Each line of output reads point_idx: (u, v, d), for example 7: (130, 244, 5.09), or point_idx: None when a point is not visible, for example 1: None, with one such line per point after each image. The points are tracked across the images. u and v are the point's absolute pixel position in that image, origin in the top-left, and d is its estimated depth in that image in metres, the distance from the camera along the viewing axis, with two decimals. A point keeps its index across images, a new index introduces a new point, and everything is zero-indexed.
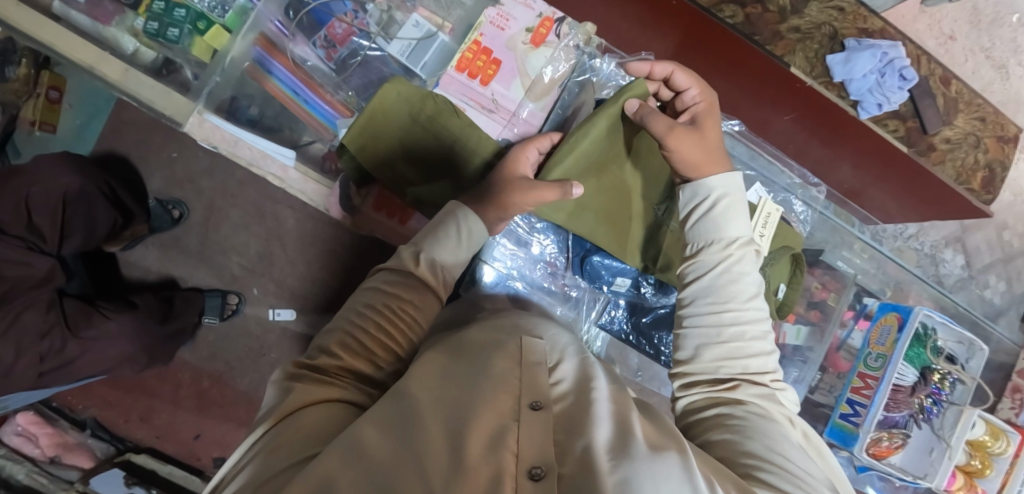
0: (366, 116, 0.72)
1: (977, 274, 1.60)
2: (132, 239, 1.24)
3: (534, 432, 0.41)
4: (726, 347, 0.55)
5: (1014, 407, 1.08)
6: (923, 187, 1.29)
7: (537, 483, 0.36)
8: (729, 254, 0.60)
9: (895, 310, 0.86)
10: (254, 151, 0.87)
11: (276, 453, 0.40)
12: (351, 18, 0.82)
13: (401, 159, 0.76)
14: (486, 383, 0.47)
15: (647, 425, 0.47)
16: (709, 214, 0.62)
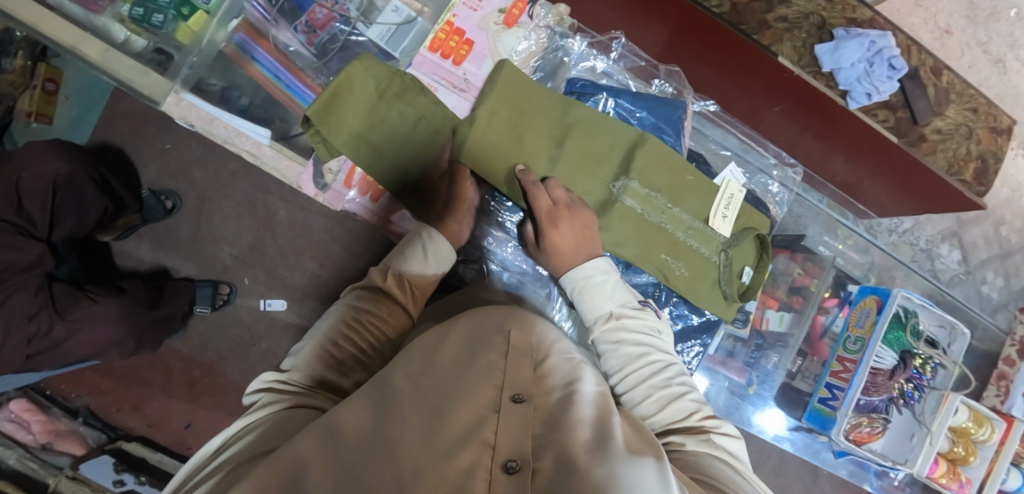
0: (331, 92, 0.67)
1: (975, 269, 1.58)
2: (125, 229, 1.26)
3: (513, 426, 0.42)
4: (650, 401, 0.56)
5: (1000, 394, 1.06)
6: (915, 179, 1.27)
7: (512, 477, 0.37)
8: (614, 331, 0.63)
9: (874, 292, 0.85)
10: (229, 130, 0.86)
11: (248, 444, 0.42)
12: (331, 3, 0.83)
13: (375, 138, 0.71)
14: (471, 370, 0.48)
15: (626, 426, 0.48)
16: (583, 302, 0.66)
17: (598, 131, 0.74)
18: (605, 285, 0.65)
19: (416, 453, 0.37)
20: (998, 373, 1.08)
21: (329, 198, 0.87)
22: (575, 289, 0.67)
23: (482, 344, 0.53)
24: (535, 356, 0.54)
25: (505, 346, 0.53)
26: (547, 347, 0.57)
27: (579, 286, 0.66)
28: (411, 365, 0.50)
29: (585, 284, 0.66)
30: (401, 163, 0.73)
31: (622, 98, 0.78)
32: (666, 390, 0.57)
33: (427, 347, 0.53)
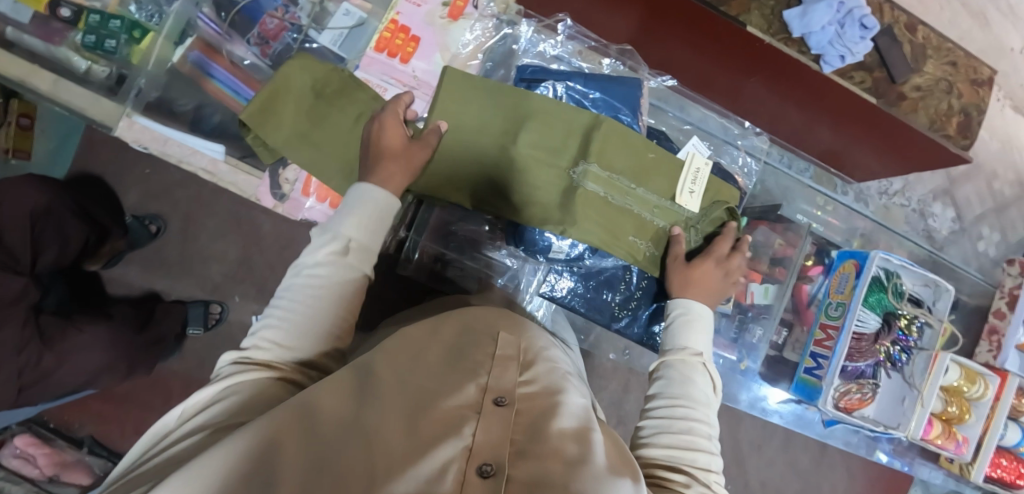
0: (268, 91, 0.67)
1: (970, 226, 1.55)
2: (111, 256, 1.24)
3: (493, 427, 0.39)
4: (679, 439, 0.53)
5: (991, 349, 1.03)
6: (900, 141, 1.24)
7: (486, 481, 0.34)
8: (692, 365, 0.61)
9: (852, 257, 0.84)
10: (183, 149, 0.79)
11: (226, 410, 0.44)
12: (282, 13, 0.84)
13: (320, 134, 0.70)
14: (455, 371, 0.48)
15: (606, 443, 0.46)
16: (688, 327, 0.65)
17: (549, 119, 0.72)
18: (709, 331, 0.66)
19: (391, 444, 0.36)
20: (989, 329, 1.04)
21: (289, 208, 0.79)
22: (677, 315, 0.67)
23: (470, 347, 0.53)
24: (523, 360, 0.54)
25: (494, 350, 0.52)
26: (533, 353, 0.57)
27: (690, 315, 0.66)
28: (398, 362, 0.50)
29: (694, 318, 0.66)
30: (346, 160, 0.70)
31: (575, 80, 0.76)
32: (700, 438, 0.55)
33: (415, 351, 0.52)
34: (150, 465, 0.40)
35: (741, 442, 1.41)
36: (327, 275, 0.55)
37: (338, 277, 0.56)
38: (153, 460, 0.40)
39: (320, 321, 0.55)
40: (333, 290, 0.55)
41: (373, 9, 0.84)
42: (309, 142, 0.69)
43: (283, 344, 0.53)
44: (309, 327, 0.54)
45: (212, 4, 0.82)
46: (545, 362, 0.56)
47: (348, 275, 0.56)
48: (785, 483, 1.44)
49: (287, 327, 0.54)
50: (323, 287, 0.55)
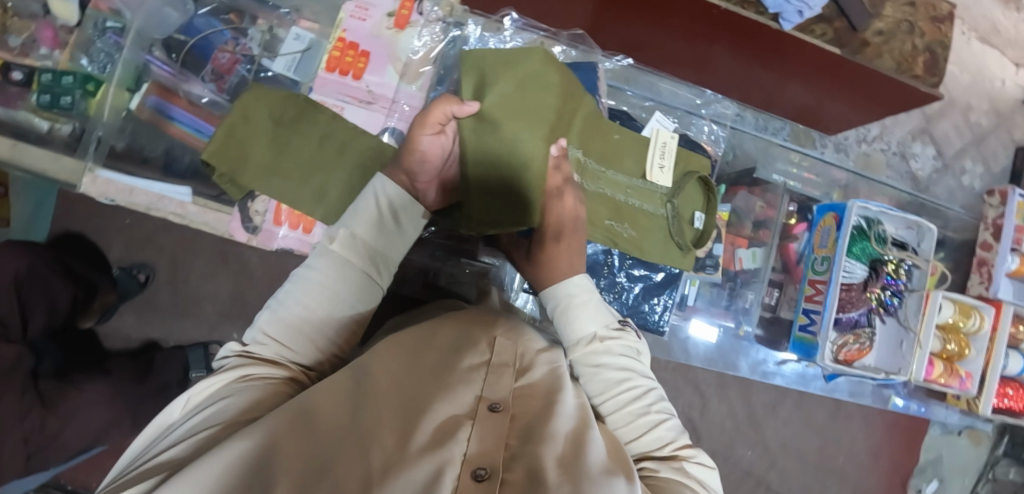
0: (226, 127, 0.67)
1: (952, 161, 1.55)
2: (104, 310, 1.22)
3: (487, 433, 0.39)
4: (629, 427, 0.57)
5: (982, 281, 1.02)
6: (873, 88, 1.21)
7: (479, 485, 0.34)
8: (598, 353, 0.60)
9: (832, 210, 0.85)
10: (151, 196, 0.79)
11: (225, 410, 0.42)
12: (233, 46, 0.83)
13: (285, 163, 0.69)
14: (453, 376, 0.46)
15: (602, 440, 0.47)
16: (568, 321, 0.62)
17: (534, 110, 0.69)
18: (592, 308, 0.63)
19: (386, 448, 0.35)
20: (978, 261, 1.03)
21: (262, 240, 0.72)
22: (556, 309, 0.64)
23: (467, 350, 0.52)
24: (520, 366, 0.53)
25: (489, 355, 0.51)
26: (527, 359, 0.54)
27: (564, 303, 0.63)
28: (395, 364, 0.48)
29: (569, 304, 0.63)
30: (316, 187, 0.70)
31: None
32: (644, 412, 0.58)
33: (409, 352, 0.52)
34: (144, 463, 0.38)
35: (755, 406, 1.41)
36: (332, 266, 0.55)
37: (341, 270, 0.55)
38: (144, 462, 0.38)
39: (323, 320, 0.54)
40: (339, 284, 0.55)
41: (320, 27, 0.85)
42: (272, 172, 0.69)
43: (284, 342, 0.53)
44: (312, 326, 0.54)
45: (162, 46, 0.82)
46: (547, 367, 0.55)
47: (351, 272, 0.56)
48: (804, 441, 1.45)
49: (291, 324, 0.53)
50: (329, 279, 0.55)
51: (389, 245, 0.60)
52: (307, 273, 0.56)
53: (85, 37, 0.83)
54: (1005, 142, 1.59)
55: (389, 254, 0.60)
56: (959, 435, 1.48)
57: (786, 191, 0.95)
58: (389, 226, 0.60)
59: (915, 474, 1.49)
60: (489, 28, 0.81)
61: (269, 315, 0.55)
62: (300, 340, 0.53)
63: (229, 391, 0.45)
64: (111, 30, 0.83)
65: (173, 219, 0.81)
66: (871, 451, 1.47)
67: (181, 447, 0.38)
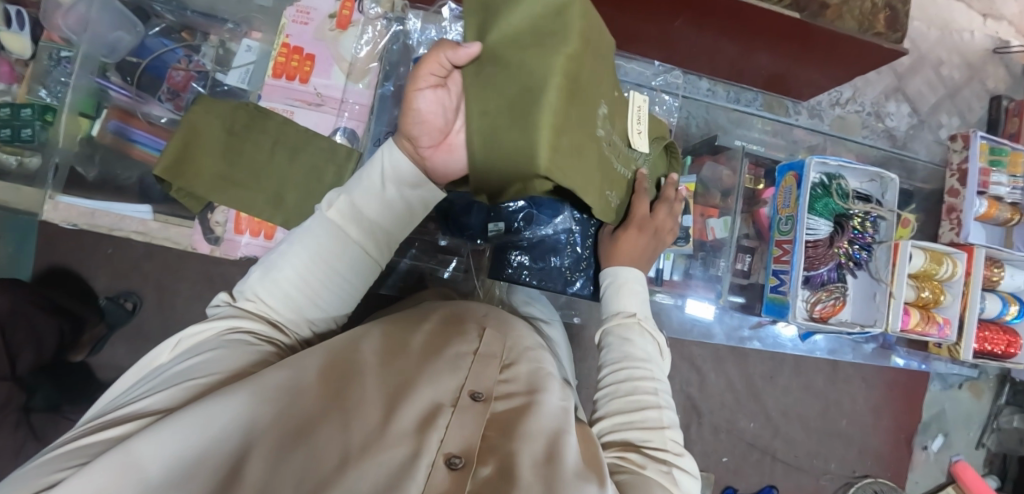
0: (178, 143, 0.68)
1: (927, 117, 1.55)
2: (94, 341, 1.21)
3: (465, 425, 0.38)
4: (626, 403, 0.55)
5: (953, 227, 1.01)
6: (840, 50, 1.17)
7: (452, 475, 0.34)
8: (628, 326, 0.62)
9: (791, 169, 0.84)
10: (112, 217, 0.81)
11: (217, 362, 0.44)
12: (186, 63, 0.84)
13: (240, 173, 0.71)
14: (440, 361, 0.45)
15: (578, 445, 0.44)
16: (615, 295, 0.67)
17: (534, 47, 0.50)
18: (635, 293, 0.67)
19: (366, 427, 0.36)
20: (946, 208, 1.02)
21: (225, 250, 0.73)
22: (610, 286, 0.69)
23: (456, 338, 0.51)
24: (506, 359, 0.51)
25: (477, 345, 0.50)
26: (515, 353, 0.52)
27: (619, 281, 0.68)
28: (382, 346, 0.47)
29: (620, 284, 0.68)
30: (274, 195, 0.72)
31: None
32: (647, 396, 0.56)
33: (402, 333, 0.51)
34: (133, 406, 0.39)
35: (753, 376, 1.41)
36: (330, 233, 0.54)
37: (337, 240, 0.54)
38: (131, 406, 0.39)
39: (315, 288, 0.54)
40: (333, 251, 0.54)
41: (266, 37, 0.85)
42: (230, 182, 0.71)
43: (274, 300, 0.53)
44: (303, 292, 0.53)
45: (116, 69, 0.81)
46: (529, 363, 0.52)
47: (348, 245, 0.55)
48: (805, 407, 1.44)
49: (283, 284, 0.53)
50: (325, 245, 0.54)
51: (392, 224, 0.58)
52: (305, 235, 0.55)
53: (41, 68, 0.84)
54: (979, 93, 1.58)
55: (392, 233, 0.58)
56: (960, 387, 1.48)
57: (746, 154, 0.95)
58: (392, 206, 0.57)
59: (920, 431, 1.48)
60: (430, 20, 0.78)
61: (265, 266, 0.54)
62: (289, 304, 0.53)
63: (219, 344, 0.47)
64: (65, 60, 0.84)
65: (137, 237, 0.83)
66: (874, 412, 1.47)
67: (167, 396, 0.40)
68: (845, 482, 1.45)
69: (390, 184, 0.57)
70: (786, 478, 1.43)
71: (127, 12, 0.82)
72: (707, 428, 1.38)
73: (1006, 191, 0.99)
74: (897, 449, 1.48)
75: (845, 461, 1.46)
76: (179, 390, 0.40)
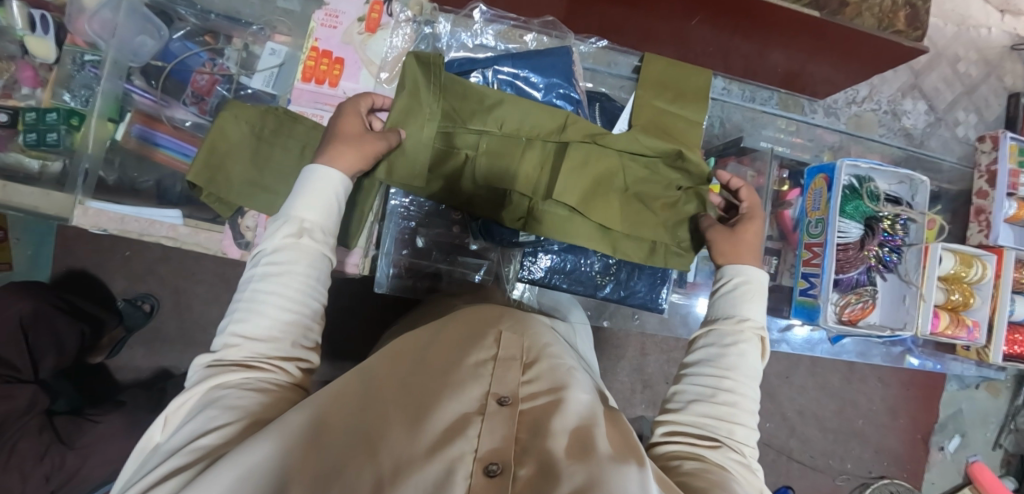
0: (207, 145, 0.67)
1: (944, 114, 1.53)
2: (113, 344, 1.22)
3: (496, 428, 0.38)
4: (717, 411, 0.53)
5: (982, 229, 1.01)
6: (858, 49, 1.14)
7: (490, 481, 0.34)
8: (740, 338, 0.58)
9: (821, 171, 0.84)
10: (142, 223, 0.77)
11: (227, 414, 0.41)
12: (210, 67, 0.84)
13: (269, 178, 0.70)
14: (459, 371, 0.45)
15: (611, 434, 0.44)
16: (740, 297, 0.62)
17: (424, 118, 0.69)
18: (760, 302, 0.62)
19: (393, 447, 0.36)
20: (976, 210, 1.02)
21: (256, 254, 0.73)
22: (734, 285, 0.63)
23: (473, 344, 0.49)
24: (526, 357, 0.50)
25: (496, 350, 0.48)
26: (537, 349, 0.51)
27: (749, 285, 0.62)
28: (398, 367, 0.46)
29: (747, 290, 0.62)
30: None
31: (503, 64, 0.75)
32: (740, 411, 0.54)
33: (418, 345, 0.51)
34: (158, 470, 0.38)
35: (770, 376, 1.41)
36: (290, 252, 0.53)
37: (301, 255, 0.54)
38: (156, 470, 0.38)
39: (297, 303, 0.52)
40: (303, 267, 0.53)
41: (292, 39, 0.84)
42: (258, 187, 0.70)
43: (256, 336, 0.49)
44: (282, 314, 0.51)
45: (141, 74, 0.82)
46: (551, 357, 0.51)
47: (311, 255, 0.54)
48: (821, 407, 1.44)
49: (259, 318, 0.50)
50: (289, 263, 0.53)
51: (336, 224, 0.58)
52: (263, 270, 0.53)
53: (65, 73, 0.83)
54: (996, 90, 1.56)
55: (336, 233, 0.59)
56: (977, 388, 1.47)
57: (776, 156, 0.94)
58: (336, 204, 0.58)
59: (937, 431, 1.47)
60: (459, 23, 0.82)
61: (231, 321, 0.51)
62: (270, 329, 0.50)
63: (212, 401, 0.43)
64: (90, 64, 0.84)
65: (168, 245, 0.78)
66: (890, 412, 1.46)
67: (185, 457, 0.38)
68: (860, 482, 1.45)
69: (331, 189, 0.58)
70: (801, 478, 1.43)
71: (152, 15, 0.82)
72: None
73: None
74: (914, 449, 1.47)
75: (861, 461, 1.46)
76: (197, 443, 0.39)
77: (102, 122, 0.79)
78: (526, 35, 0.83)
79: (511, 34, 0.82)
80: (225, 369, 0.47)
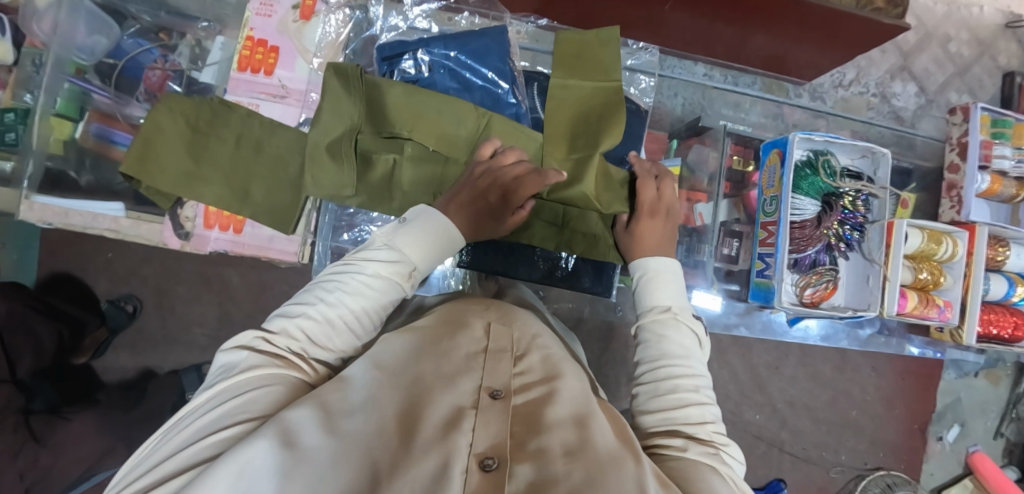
0: (141, 141, 0.69)
1: (935, 96, 1.41)
2: (97, 345, 1.22)
3: (492, 423, 0.36)
4: (666, 402, 0.52)
5: (954, 205, 0.97)
6: (833, 28, 0.95)
7: (486, 478, 0.31)
8: (663, 323, 0.59)
9: (776, 146, 0.82)
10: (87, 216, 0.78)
11: (232, 412, 0.37)
12: (162, 63, 0.85)
13: (205, 169, 0.72)
14: (452, 367, 0.42)
15: (609, 425, 0.42)
16: (650, 288, 0.63)
17: (337, 107, 0.70)
18: (670, 282, 0.63)
19: (388, 451, 0.33)
20: (947, 185, 0.98)
21: (195, 244, 0.76)
22: (641, 279, 0.65)
23: (463, 337, 0.47)
24: (517, 350, 0.48)
25: (486, 343, 0.47)
26: (527, 343, 0.50)
27: (650, 274, 0.65)
28: (396, 362, 0.43)
29: (658, 278, 0.64)
30: (243, 187, 0.73)
31: (433, 45, 0.76)
32: (689, 392, 0.53)
33: (411, 337, 0.48)
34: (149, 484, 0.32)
35: (757, 367, 1.37)
36: (387, 285, 0.54)
37: (391, 291, 0.55)
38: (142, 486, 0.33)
39: (365, 331, 0.53)
40: (385, 302, 0.55)
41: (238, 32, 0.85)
42: (198, 180, 0.72)
43: (320, 338, 0.50)
44: (345, 332, 0.51)
45: (96, 73, 0.83)
46: (542, 350, 0.49)
47: (393, 290, 0.55)
48: (813, 398, 1.40)
49: (329, 325, 0.50)
50: (384, 296, 0.54)
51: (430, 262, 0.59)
52: (349, 285, 0.53)
53: (24, 74, 0.84)
54: (990, 70, 1.45)
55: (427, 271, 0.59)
56: (976, 376, 1.42)
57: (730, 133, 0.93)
58: (439, 246, 0.60)
59: (934, 421, 1.42)
60: (391, 6, 0.83)
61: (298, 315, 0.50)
62: (331, 338, 0.50)
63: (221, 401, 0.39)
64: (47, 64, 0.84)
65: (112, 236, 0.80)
66: (885, 402, 1.42)
67: (177, 464, 0.34)
68: (856, 474, 1.40)
69: (440, 230, 0.60)
70: (794, 470, 1.38)
71: (102, 14, 0.82)
72: None
73: (1011, 165, 0.95)
74: (911, 440, 1.42)
75: (855, 453, 1.41)
76: (193, 454, 0.34)
77: (50, 119, 0.79)
78: (458, 17, 0.85)
79: (444, 16, 0.84)
80: (273, 361, 0.45)
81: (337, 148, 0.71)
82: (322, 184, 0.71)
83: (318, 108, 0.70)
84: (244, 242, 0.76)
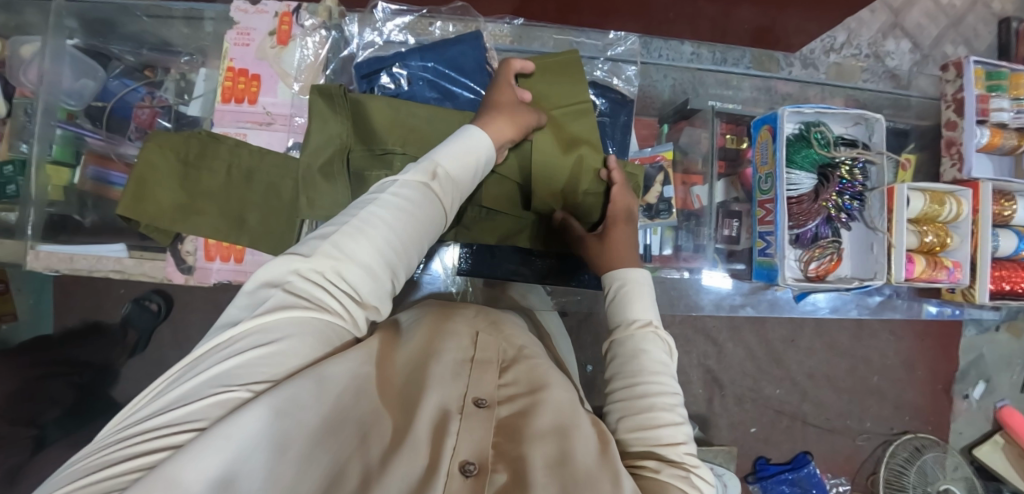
0: (134, 181, 0.70)
1: (931, 50, 1.38)
2: (134, 345, 1.19)
3: (476, 429, 0.36)
4: (638, 420, 0.50)
5: (954, 163, 0.96)
6: None
7: (467, 482, 0.32)
8: (639, 338, 0.57)
9: (766, 123, 0.81)
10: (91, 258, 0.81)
11: (228, 369, 0.35)
12: (150, 100, 0.86)
13: (199, 201, 0.73)
14: (440, 368, 0.42)
15: (592, 435, 0.42)
16: (626, 302, 0.62)
17: (322, 121, 0.70)
18: (647, 296, 0.62)
19: (377, 451, 0.33)
20: (946, 143, 0.96)
21: (199, 277, 0.77)
22: (617, 291, 0.64)
23: (452, 340, 0.47)
24: (504, 360, 0.48)
25: (474, 350, 0.47)
26: (516, 353, 0.49)
27: (626, 285, 0.63)
28: (386, 366, 0.43)
29: (637, 289, 0.63)
30: (237, 217, 0.74)
31: (410, 59, 0.77)
32: (661, 409, 0.50)
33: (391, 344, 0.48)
34: (142, 431, 0.31)
35: (773, 342, 1.36)
36: (425, 197, 0.51)
37: (430, 203, 0.51)
38: (130, 433, 0.31)
39: (404, 247, 0.49)
40: (427, 215, 0.51)
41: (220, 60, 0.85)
42: (195, 213, 0.73)
43: (358, 257, 0.45)
44: (385, 249, 0.47)
45: (86, 116, 0.84)
46: (530, 359, 0.49)
47: (433, 202, 0.52)
48: (833, 368, 1.38)
49: (366, 240, 0.46)
50: (425, 207, 0.51)
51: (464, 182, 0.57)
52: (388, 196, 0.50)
53: (18, 124, 0.85)
54: (985, 18, 1.41)
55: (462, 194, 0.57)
56: (998, 330, 1.40)
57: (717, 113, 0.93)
58: (476, 169, 0.58)
59: (958, 380, 1.41)
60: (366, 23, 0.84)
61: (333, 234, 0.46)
62: (370, 255, 0.45)
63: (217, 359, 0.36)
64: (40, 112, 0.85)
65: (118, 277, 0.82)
66: (906, 365, 1.40)
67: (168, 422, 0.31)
68: (883, 440, 1.39)
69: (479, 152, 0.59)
70: (819, 442, 1.37)
71: (85, 58, 0.84)
72: (730, 399, 1.34)
73: (1009, 117, 0.93)
74: (936, 401, 1.40)
75: (880, 419, 1.39)
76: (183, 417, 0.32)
77: (46, 167, 0.81)
78: (434, 24, 0.85)
79: (421, 26, 0.85)
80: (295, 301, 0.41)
81: (329, 172, 0.72)
82: (318, 208, 0.72)
83: (307, 129, 0.71)
84: (246, 271, 0.78)
